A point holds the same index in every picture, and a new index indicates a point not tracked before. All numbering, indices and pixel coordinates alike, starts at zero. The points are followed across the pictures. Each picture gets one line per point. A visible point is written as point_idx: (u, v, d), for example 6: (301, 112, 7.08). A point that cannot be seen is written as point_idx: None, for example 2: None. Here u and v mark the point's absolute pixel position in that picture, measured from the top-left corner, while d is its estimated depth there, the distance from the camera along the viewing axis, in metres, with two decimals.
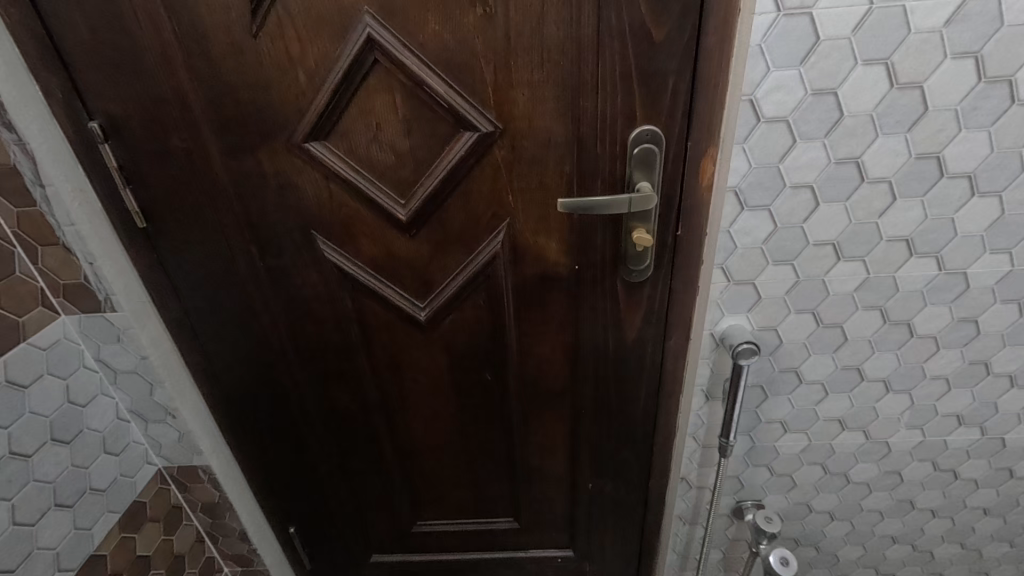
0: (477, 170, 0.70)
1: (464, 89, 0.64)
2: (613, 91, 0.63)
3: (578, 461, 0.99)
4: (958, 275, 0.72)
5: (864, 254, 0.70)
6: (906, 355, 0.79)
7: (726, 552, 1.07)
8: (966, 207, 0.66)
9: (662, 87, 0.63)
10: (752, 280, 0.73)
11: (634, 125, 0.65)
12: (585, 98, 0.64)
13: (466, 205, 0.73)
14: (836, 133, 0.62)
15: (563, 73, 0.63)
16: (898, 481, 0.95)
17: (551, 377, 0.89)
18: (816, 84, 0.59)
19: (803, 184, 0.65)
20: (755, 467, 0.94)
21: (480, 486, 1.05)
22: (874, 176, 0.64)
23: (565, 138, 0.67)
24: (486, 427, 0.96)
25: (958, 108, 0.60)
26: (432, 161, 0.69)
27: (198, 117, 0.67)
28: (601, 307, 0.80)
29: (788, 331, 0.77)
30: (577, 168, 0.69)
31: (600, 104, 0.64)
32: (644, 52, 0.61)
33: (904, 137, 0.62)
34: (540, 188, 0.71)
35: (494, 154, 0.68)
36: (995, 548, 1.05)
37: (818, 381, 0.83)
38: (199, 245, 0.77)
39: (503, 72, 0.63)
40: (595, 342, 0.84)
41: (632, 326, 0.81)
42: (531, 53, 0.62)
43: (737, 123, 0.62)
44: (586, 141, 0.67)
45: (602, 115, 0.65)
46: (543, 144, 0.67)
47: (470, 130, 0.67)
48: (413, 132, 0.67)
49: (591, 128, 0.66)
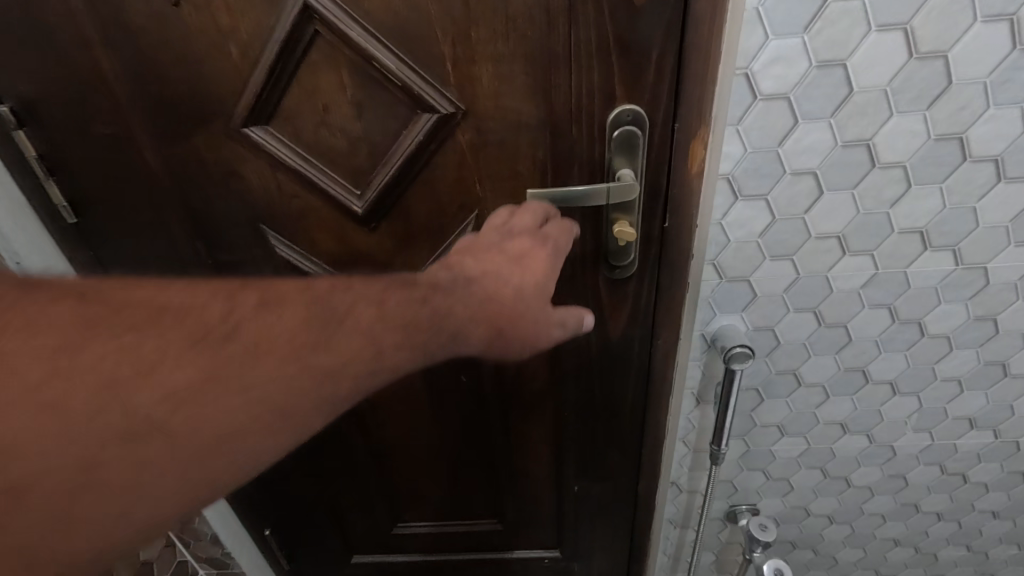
0: (439, 157, 0.62)
1: (420, 64, 0.57)
2: (589, 65, 0.55)
3: (562, 463, 0.94)
4: (977, 270, 0.64)
5: (872, 247, 0.63)
6: (916, 356, 0.73)
7: (719, 555, 1.02)
8: (989, 194, 0.59)
9: (646, 61, 0.54)
10: (746, 277, 0.66)
11: (613, 105, 0.57)
12: (557, 75, 0.56)
13: (428, 197, 0.65)
14: (843, 112, 0.54)
15: (531, 45, 0.55)
16: (902, 485, 0.90)
17: (531, 378, 0.83)
18: (823, 54, 0.51)
19: (805, 170, 0.58)
20: (750, 472, 0.88)
21: (461, 487, 1.00)
22: (886, 161, 0.57)
23: (537, 121, 0.59)
24: (464, 429, 0.91)
25: (986, 82, 0.52)
26: (387, 148, 0.61)
27: (124, 101, 0.59)
28: (582, 306, 0.72)
29: (786, 331, 0.71)
30: (551, 154, 0.61)
31: (575, 80, 0.56)
32: (624, 18, 0.53)
33: (922, 115, 0.54)
34: (511, 176, 0.63)
35: (457, 139, 0.61)
36: (1002, 550, 1.00)
37: (818, 384, 0.76)
38: (140, 241, 0.70)
39: (463, 44, 0.55)
40: (577, 342, 0.77)
41: (617, 325, 0.74)
42: (494, 21, 0.54)
43: (730, 102, 0.54)
44: (560, 124, 0.59)
45: (577, 92, 0.57)
46: (512, 128, 0.60)
47: (428, 111, 0.59)
48: (365, 115, 0.60)
49: (565, 108, 0.58)
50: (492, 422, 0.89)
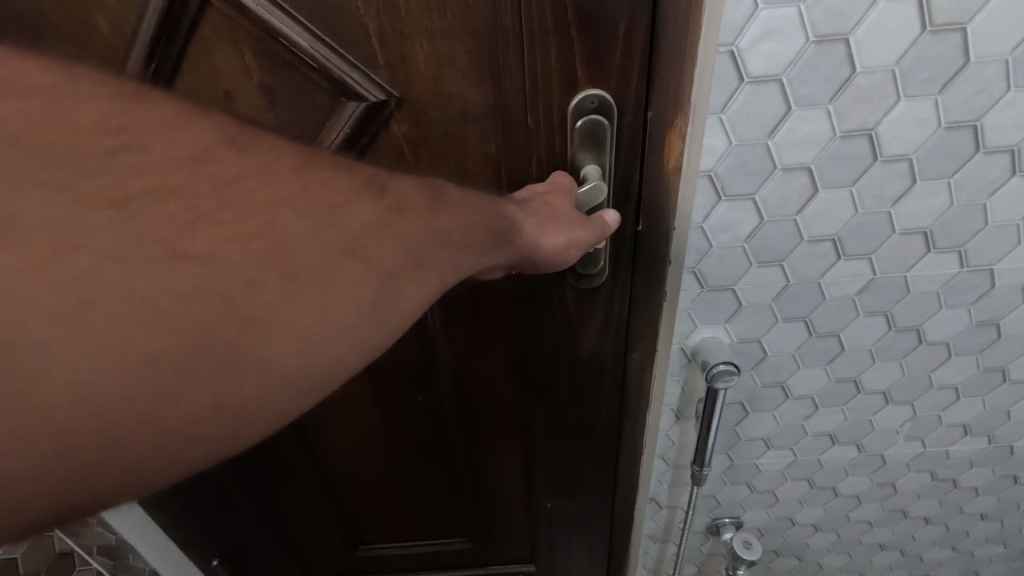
0: (373, 155, 0.52)
1: (340, 41, 0.46)
2: (544, 40, 0.46)
3: (533, 480, 0.86)
4: (983, 272, 0.58)
5: (870, 250, 0.55)
6: (912, 364, 0.66)
7: (701, 566, 0.97)
8: (1002, 189, 0.51)
9: (613, 37, 0.46)
10: (730, 285, 0.58)
11: (576, 90, 0.48)
12: (506, 53, 0.47)
13: None
14: (844, 97, 0.46)
15: (474, 16, 0.45)
16: (891, 492, 0.85)
17: (494, 394, 0.74)
18: (822, 28, 0.42)
19: (798, 165, 0.49)
20: (734, 486, 0.82)
21: (424, 507, 0.92)
22: (890, 154, 0.49)
23: (485, 109, 0.50)
24: (424, 450, 0.83)
25: (1009, 59, 0.44)
26: (308, 144, 0.51)
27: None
28: (548, 315, 0.64)
29: (774, 342, 0.63)
30: (504, 149, 0.52)
31: (529, 60, 0.47)
32: None
33: (933, 99, 0.46)
34: (461, 176, 0.53)
35: (392, 132, 0.51)
36: (987, 549, 0.97)
37: (807, 396, 0.70)
38: None
39: (390, 16, 0.45)
40: (544, 355, 0.69)
41: (588, 336, 0.66)
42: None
43: (712, 86, 0.45)
44: (513, 114, 0.50)
45: (531, 75, 0.48)
46: (457, 118, 0.50)
47: (354, 99, 0.49)
48: (277, 104, 0.49)
49: (518, 95, 0.49)
50: (453, 440, 0.81)
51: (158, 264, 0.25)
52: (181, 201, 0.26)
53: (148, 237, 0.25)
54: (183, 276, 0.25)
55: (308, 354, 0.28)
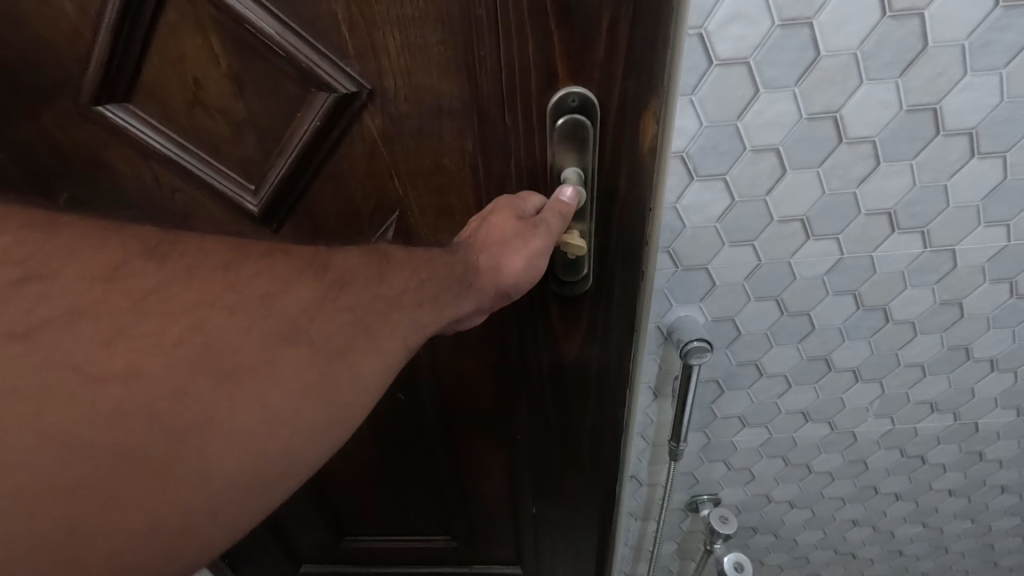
0: (347, 147, 0.53)
1: (312, 33, 0.47)
2: (517, 34, 0.45)
3: (518, 480, 0.88)
4: (945, 252, 0.60)
5: (838, 230, 0.58)
6: (879, 343, 0.69)
7: (680, 543, 1.00)
8: (962, 171, 0.53)
9: (591, 30, 0.45)
10: (704, 265, 0.60)
11: (555, 86, 0.48)
12: (479, 48, 0.46)
13: (340, 190, 0.56)
14: (809, 80, 0.47)
15: (445, 6, 0.44)
16: (863, 469, 0.88)
17: (478, 395, 0.76)
18: (787, 11, 0.44)
19: (767, 147, 0.51)
20: (711, 464, 0.85)
21: (411, 504, 0.94)
22: (854, 136, 0.51)
23: (461, 104, 0.49)
24: (411, 447, 0.84)
25: (965, 44, 0.46)
26: (281, 134, 0.52)
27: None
28: (532, 321, 0.65)
29: (747, 321, 0.66)
30: (480, 146, 0.52)
31: (502, 55, 0.47)
32: None
33: (895, 83, 0.48)
34: (436, 169, 0.54)
35: (366, 125, 0.52)
36: (956, 525, 1.01)
37: (781, 374, 0.72)
38: None
39: (360, 4, 0.45)
40: (528, 359, 0.70)
41: (571, 342, 0.66)
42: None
43: (682, 68, 0.47)
44: (488, 110, 0.50)
45: (505, 70, 0.47)
46: (432, 111, 0.50)
47: (325, 91, 0.49)
48: (249, 93, 0.50)
49: (493, 91, 0.49)
50: (439, 439, 0.83)
51: (76, 387, 0.27)
52: (102, 322, 0.29)
53: (67, 362, 0.27)
54: (104, 398, 0.27)
55: (252, 447, 0.31)
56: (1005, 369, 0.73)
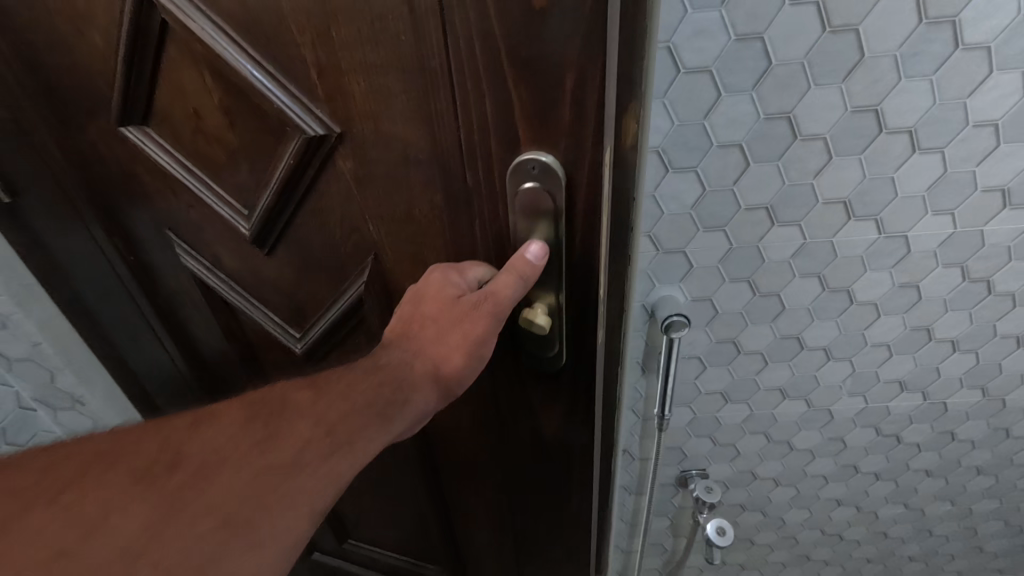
0: (324, 183, 0.54)
1: (286, 76, 0.47)
2: (477, 91, 0.43)
3: (502, 528, 0.89)
4: (899, 238, 0.67)
5: (800, 217, 0.65)
6: (847, 323, 0.76)
7: (673, 519, 1.07)
8: (906, 164, 0.61)
9: (555, 93, 0.42)
10: (682, 249, 0.68)
11: (518, 152, 0.46)
12: (443, 100, 0.44)
13: (323, 225, 0.57)
14: (765, 84, 0.56)
15: (406, 58, 0.43)
16: (842, 447, 0.94)
17: (463, 446, 0.77)
18: (741, 27, 0.52)
19: (731, 142, 0.59)
20: (699, 438, 0.92)
21: (404, 531, 0.99)
22: (808, 133, 0.59)
23: (427, 153, 0.48)
24: (400, 480, 0.88)
25: (897, 55, 0.54)
26: (263, 169, 0.54)
27: (19, 89, 0.58)
28: (512, 387, 0.66)
29: (724, 300, 0.73)
30: (447, 198, 0.51)
31: (466, 111, 0.45)
32: (522, 42, 0.40)
33: (839, 88, 0.56)
34: (408, 217, 0.53)
35: (339, 165, 0.52)
36: (937, 507, 1.06)
37: (757, 351, 0.79)
38: (66, 241, 0.71)
39: (325, 47, 0.44)
40: (512, 423, 0.71)
41: (550, 413, 0.67)
42: (359, 21, 0.42)
43: (655, 76, 0.55)
44: (452, 163, 0.48)
45: (470, 127, 0.45)
46: (400, 159, 0.49)
47: (297, 133, 0.50)
48: (237, 126, 0.53)
49: (457, 147, 0.47)
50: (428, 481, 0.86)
51: None
52: None
53: None
54: None
55: None
56: (967, 349, 0.79)
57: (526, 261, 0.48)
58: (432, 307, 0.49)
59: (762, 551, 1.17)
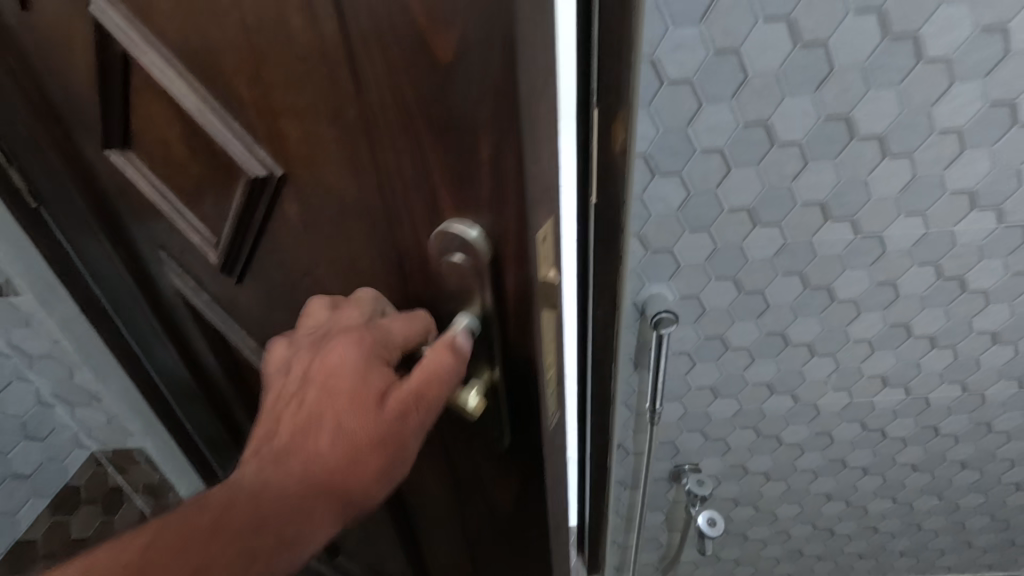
0: (277, 224, 0.48)
1: (229, 111, 0.41)
2: (395, 146, 0.36)
3: None
4: (875, 238, 0.71)
5: (780, 219, 0.69)
6: (829, 319, 0.80)
7: (667, 514, 1.10)
8: (878, 168, 0.65)
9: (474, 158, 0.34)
10: (669, 248, 0.72)
11: (440, 221, 0.38)
12: (364, 151, 0.37)
13: (284, 265, 0.52)
14: (742, 94, 0.60)
15: (329, 100, 0.36)
16: (830, 442, 0.97)
17: (425, 511, 0.69)
18: (718, 43, 0.57)
19: (713, 148, 0.64)
20: (690, 433, 0.95)
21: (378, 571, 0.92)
22: (784, 139, 0.63)
23: (361, 206, 0.41)
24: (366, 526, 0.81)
25: (864, 67, 0.58)
26: (222, 204, 0.49)
27: (29, 107, 0.59)
28: (467, 463, 0.56)
29: (710, 298, 0.77)
30: (388, 254, 0.44)
31: (392, 164, 0.37)
32: (433, 95, 0.32)
33: (812, 97, 0.60)
34: (353, 268, 0.47)
35: (286, 209, 0.46)
36: (925, 501, 1.09)
37: (744, 347, 0.83)
38: (83, 243, 0.75)
39: (258, 83, 0.38)
40: (472, 501, 0.61)
41: (509, 498, 0.57)
42: (280, 58, 0.36)
43: (640, 87, 0.60)
44: (382, 220, 0.41)
45: (398, 184, 0.38)
46: (340, 209, 0.43)
47: (242, 173, 0.44)
48: (197, 158, 0.48)
49: (390, 204, 0.40)
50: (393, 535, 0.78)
51: None
52: None
53: None
54: None
55: None
56: (946, 345, 0.83)
57: (446, 349, 0.40)
58: (330, 406, 0.41)
59: (755, 546, 1.19)
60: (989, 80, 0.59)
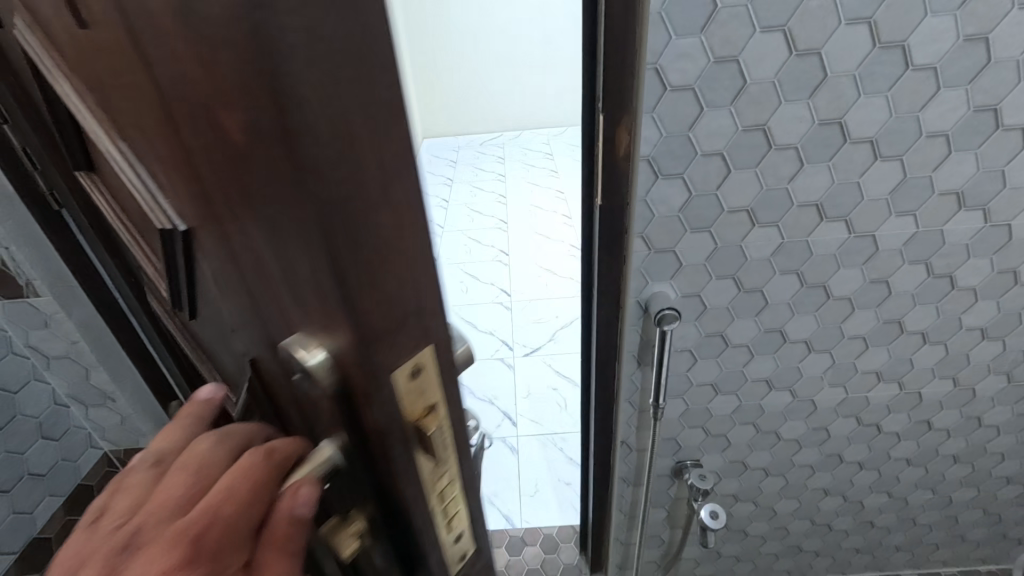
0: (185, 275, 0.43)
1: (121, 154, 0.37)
2: (235, 232, 0.30)
3: None
4: (867, 237, 0.74)
5: (777, 219, 0.72)
6: (824, 316, 0.83)
7: (669, 510, 1.12)
8: (869, 170, 0.68)
9: (296, 264, 0.27)
10: (671, 248, 0.75)
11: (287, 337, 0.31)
12: (206, 223, 0.32)
13: (206, 314, 0.47)
14: (741, 100, 0.63)
15: (172, 166, 0.31)
16: (826, 437, 1.00)
17: None
18: (718, 51, 0.60)
19: (713, 152, 0.67)
20: (691, 429, 0.98)
21: None
22: (781, 142, 0.66)
23: (231, 282, 0.36)
24: None
25: (855, 74, 0.61)
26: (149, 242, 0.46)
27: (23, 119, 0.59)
28: None
29: (711, 296, 0.80)
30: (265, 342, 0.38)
31: (237, 249, 0.31)
32: (244, 184, 0.26)
33: (806, 103, 0.63)
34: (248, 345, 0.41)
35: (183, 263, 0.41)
36: (919, 496, 1.12)
37: (744, 344, 0.86)
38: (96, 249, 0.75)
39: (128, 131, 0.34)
40: None
41: None
42: (131, 109, 0.31)
43: (645, 93, 0.63)
44: (251, 304, 0.35)
45: (249, 273, 0.32)
46: (218, 280, 0.37)
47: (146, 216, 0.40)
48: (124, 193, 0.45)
49: (249, 289, 0.34)
50: None
51: None
52: None
53: None
54: None
55: None
56: (936, 341, 0.86)
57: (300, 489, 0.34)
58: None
59: (755, 542, 1.22)
60: (972, 87, 0.62)
